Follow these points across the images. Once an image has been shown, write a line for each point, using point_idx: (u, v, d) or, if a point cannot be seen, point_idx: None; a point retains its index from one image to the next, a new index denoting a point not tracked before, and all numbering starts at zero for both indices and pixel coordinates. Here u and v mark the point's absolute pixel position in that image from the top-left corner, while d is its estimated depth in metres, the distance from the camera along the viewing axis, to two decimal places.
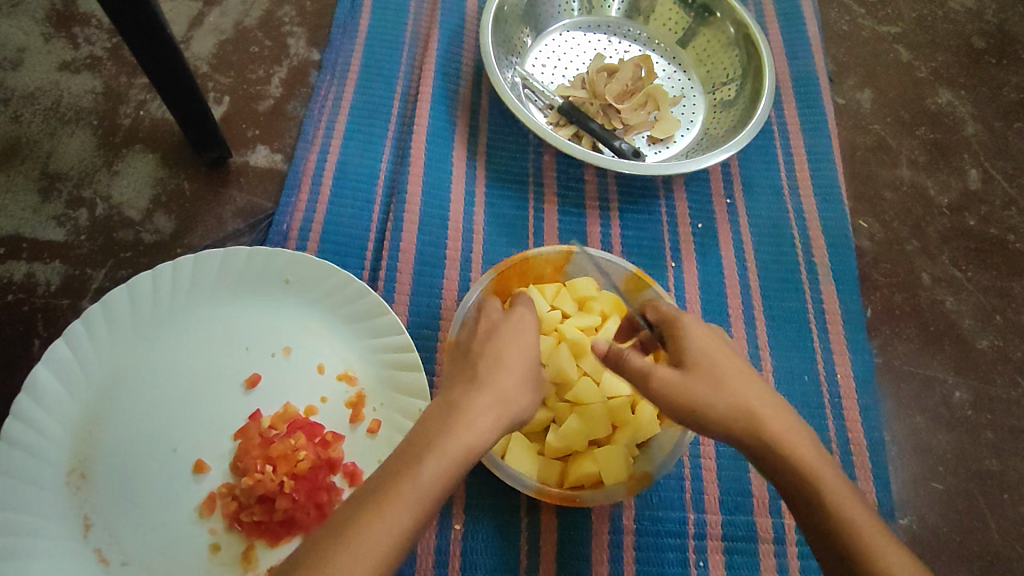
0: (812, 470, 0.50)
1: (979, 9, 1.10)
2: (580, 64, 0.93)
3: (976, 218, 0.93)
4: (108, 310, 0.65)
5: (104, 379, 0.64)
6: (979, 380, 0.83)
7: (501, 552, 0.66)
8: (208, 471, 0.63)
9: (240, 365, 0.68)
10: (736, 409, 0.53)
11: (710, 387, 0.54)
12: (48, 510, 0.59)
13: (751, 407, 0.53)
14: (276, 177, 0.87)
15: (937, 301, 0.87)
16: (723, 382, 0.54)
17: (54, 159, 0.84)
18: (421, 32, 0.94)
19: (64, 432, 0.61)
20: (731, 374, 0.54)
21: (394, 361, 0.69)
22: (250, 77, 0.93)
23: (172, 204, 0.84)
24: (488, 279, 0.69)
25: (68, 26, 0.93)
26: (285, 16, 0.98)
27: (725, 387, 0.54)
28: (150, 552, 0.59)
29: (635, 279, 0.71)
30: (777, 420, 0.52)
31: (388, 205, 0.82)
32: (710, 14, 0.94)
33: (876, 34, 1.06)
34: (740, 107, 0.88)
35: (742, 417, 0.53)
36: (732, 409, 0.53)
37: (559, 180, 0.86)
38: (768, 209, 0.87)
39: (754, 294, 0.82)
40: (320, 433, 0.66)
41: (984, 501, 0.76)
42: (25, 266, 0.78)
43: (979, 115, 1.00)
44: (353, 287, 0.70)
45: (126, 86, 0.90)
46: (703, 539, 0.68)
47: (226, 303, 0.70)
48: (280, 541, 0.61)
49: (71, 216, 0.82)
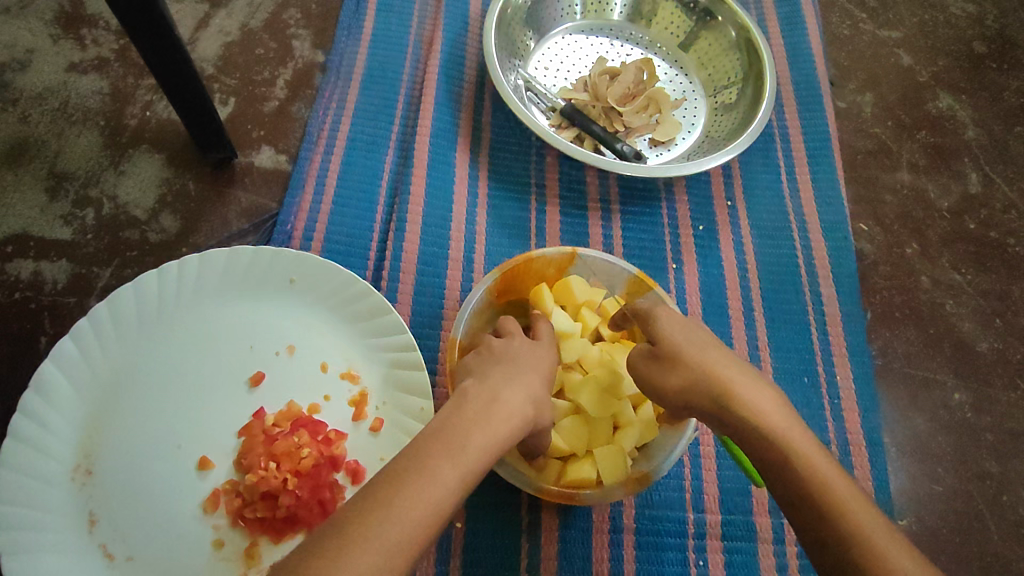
0: (783, 437, 0.48)
1: (980, 14, 1.10)
2: (582, 67, 0.94)
3: (975, 221, 0.93)
4: (114, 308, 0.66)
5: (110, 377, 0.65)
6: (979, 383, 0.83)
7: (501, 549, 0.67)
8: (212, 468, 0.64)
9: (244, 363, 0.69)
10: (692, 388, 0.52)
11: (666, 363, 0.54)
12: (54, 505, 0.59)
13: (711, 388, 0.51)
14: (281, 178, 0.88)
15: (937, 304, 0.87)
16: (683, 359, 0.54)
17: (61, 158, 0.85)
18: (425, 35, 0.95)
19: (69, 429, 0.62)
20: (690, 351, 0.54)
21: (396, 359, 0.69)
22: (255, 78, 0.94)
23: (177, 204, 0.84)
24: (492, 278, 0.69)
25: (76, 28, 0.94)
26: (290, 19, 0.99)
27: (682, 364, 0.53)
28: (153, 547, 0.60)
29: (636, 282, 0.71)
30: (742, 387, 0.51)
31: (391, 207, 0.83)
32: (711, 18, 0.94)
33: (877, 38, 1.07)
34: (740, 111, 0.89)
35: (700, 392, 0.52)
36: (689, 386, 0.52)
37: (561, 182, 0.87)
38: (769, 210, 0.88)
39: (755, 296, 0.82)
40: (323, 431, 0.67)
41: (984, 503, 0.77)
42: (33, 265, 0.79)
43: (979, 119, 1.01)
44: (356, 286, 0.71)
45: (133, 86, 0.91)
46: (702, 538, 0.69)
47: (231, 301, 0.71)
48: (284, 536, 0.62)
49: (77, 215, 0.82)
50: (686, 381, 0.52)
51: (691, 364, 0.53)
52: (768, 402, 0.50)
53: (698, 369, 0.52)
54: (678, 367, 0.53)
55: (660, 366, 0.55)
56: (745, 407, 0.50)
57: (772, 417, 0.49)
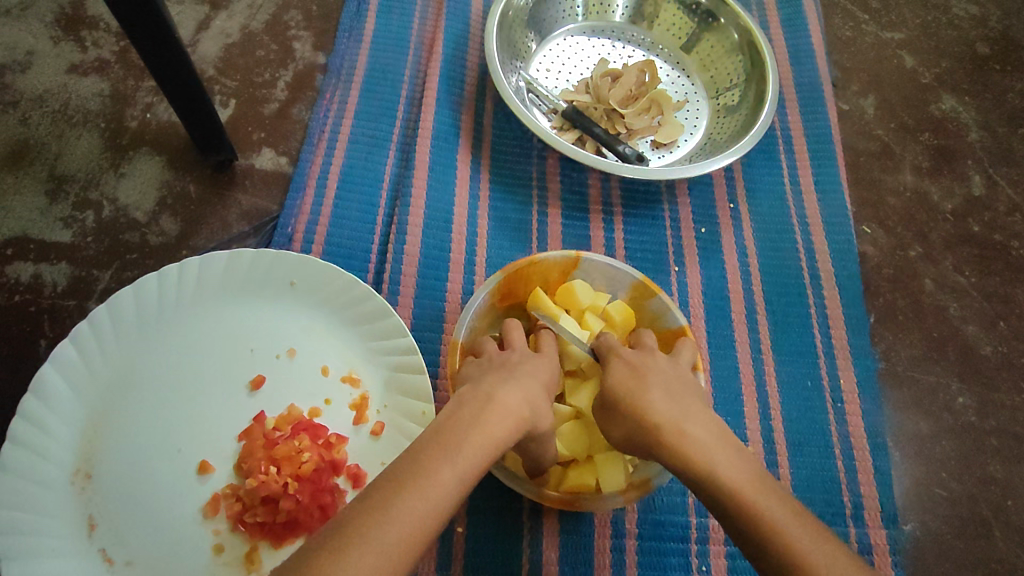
0: (710, 471, 0.49)
1: (983, 16, 1.10)
2: (584, 69, 0.94)
3: (979, 224, 0.93)
4: (114, 311, 0.66)
5: (110, 381, 0.64)
6: (983, 386, 0.83)
7: (503, 554, 0.66)
8: (212, 472, 0.64)
9: (244, 366, 0.68)
10: (629, 435, 0.55)
11: (607, 410, 0.57)
12: (54, 510, 0.59)
13: (644, 432, 0.53)
14: (281, 181, 0.87)
15: (940, 307, 0.87)
16: (617, 403, 0.56)
17: (61, 161, 0.85)
18: (426, 37, 0.95)
19: (69, 432, 0.62)
20: (622, 394, 0.55)
21: (397, 363, 0.69)
22: (255, 80, 0.94)
23: (177, 207, 0.84)
24: (496, 281, 0.69)
25: (76, 30, 0.93)
26: (291, 20, 0.98)
27: (617, 410, 0.55)
28: (153, 552, 0.59)
29: (641, 286, 0.71)
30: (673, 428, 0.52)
31: (392, 209, 0.83)
32: (713, 20, 0.94)
33: (880, 40, 1.07)
34: (743, 113, 0.88)
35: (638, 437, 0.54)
36: (627, 435, 0.55)
37: (562, 184, 0.87)
38: (771, 213, 0.88)
39: (758, 299, 0.82)
40: (323, 435, 0.66)
41: (988, 508, 0.76)
42: (32, 268, 0.79)
43: (982, 121, 1.01)
44: (357, 289, 0.70)
45: (134, 89, 0.90)
46: (705, 543, 0.68)
47: (231, 305, 0.70)
48: (284, 541, 0.61)
49: (77, 218, 0.82)
50: (623, 429, 0.55)
51: (623, 409, 0.55)
52: (695, 436, 0.51)
53: (629, 414, 0.54)
54: (615, 413, 0.56)
55: (603, 415, 0.58)
56: (675, 446, 0.51)
57: (700, 452, 0.50)
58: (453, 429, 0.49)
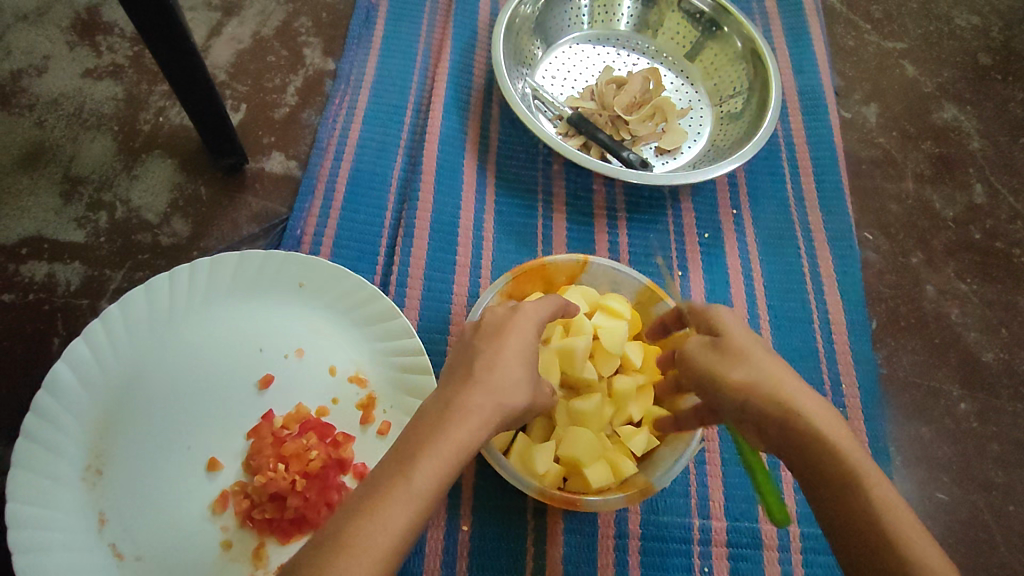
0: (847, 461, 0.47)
1: (985, 26, 1.11)
2: (589, 76, 0.95)
3: (981, 232, 0.94)
4: (126, 310, 0.67)
5: (120, 379, 0.65)
6: (984, 393, 0.83)
7: (508, 552, 0.67)
8: (220, 469, 0.64)
9: (253, 365, 0.70)
10: (758, 391, 0.50)
11: (732, 358, 0.52)
12: (67, 503, 0.60)
13: (785, 395, 0.50)
14: (291, 184, 0.89)
15: (942, 313, 0.88)
16: (751, 361, 0.52)
17: (75, 163, 0.86)
18: (433, 45, 0.96)
19: (81, 428, 0.63)
20: (761, 354, 0.52)
21: (404, 364, 0.70)
22: (266, 85, 0.95)
23: (189, 208, 0.86)
24: (504, 282, 0.70)
25: (92, 34, 0.95)
26: (301, 27, 1.00)
27: (749, 361, 0.52)
28: (161, 546, 0.60)
29: (647, 291, 0.72)
30: (808, 403, 0.50)
31: (399, 213, 0.84)
32: (717, 29, 0.96)
33: (882, 49, 1.08)
34: (746, 120, 0.89)
35: (768, 393, 0.50)
36: (760, 388, 0.50)
37: (567, 190, 0.88)
38: (774, 219, 0.89)
39: (760, 304, 0.83)
40: (331, 433, 0.67)
41: (990, 512, 0.77)
42: (46, 267, 0.80)
43: (984, 130, 1.02)
44: (365, 290, 0.72)
45: (147, 93, 0.92)
46: (707, 545, 0.69)
47: (242, 306, 0.71)
48: (290, 538, 0.62)
49: (91, 219, 0.83)
50: (750, 380, 0.51)
51: (760, 364, 0.51)
52: (835, 420, 0.49)
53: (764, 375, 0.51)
54: (744, 364, 0.52)
55: (723, 360, 0.52)
56: (814, 422, 0.49)
57: (833, 431, 0.48)
58: (459, 402, 0.48)
